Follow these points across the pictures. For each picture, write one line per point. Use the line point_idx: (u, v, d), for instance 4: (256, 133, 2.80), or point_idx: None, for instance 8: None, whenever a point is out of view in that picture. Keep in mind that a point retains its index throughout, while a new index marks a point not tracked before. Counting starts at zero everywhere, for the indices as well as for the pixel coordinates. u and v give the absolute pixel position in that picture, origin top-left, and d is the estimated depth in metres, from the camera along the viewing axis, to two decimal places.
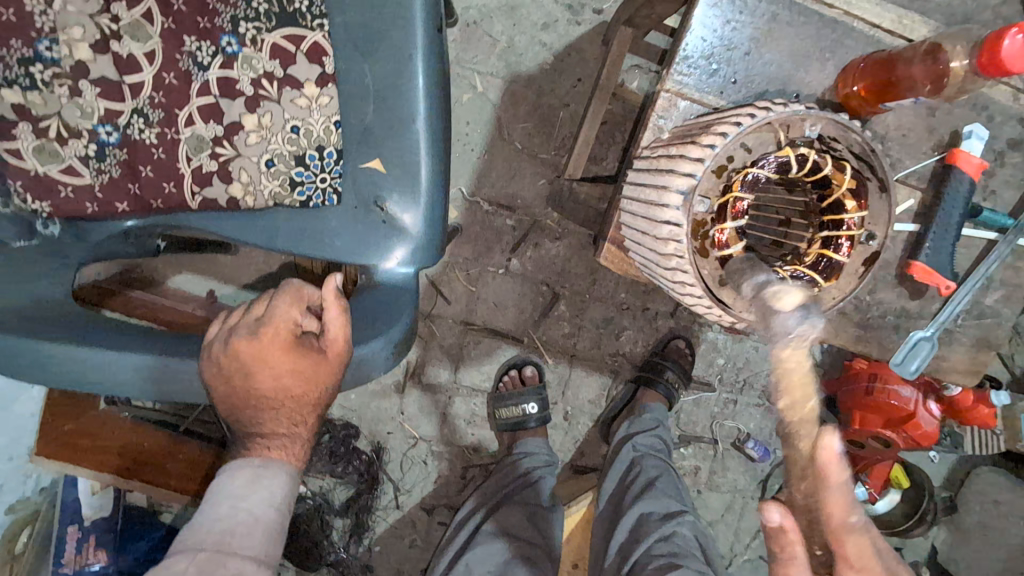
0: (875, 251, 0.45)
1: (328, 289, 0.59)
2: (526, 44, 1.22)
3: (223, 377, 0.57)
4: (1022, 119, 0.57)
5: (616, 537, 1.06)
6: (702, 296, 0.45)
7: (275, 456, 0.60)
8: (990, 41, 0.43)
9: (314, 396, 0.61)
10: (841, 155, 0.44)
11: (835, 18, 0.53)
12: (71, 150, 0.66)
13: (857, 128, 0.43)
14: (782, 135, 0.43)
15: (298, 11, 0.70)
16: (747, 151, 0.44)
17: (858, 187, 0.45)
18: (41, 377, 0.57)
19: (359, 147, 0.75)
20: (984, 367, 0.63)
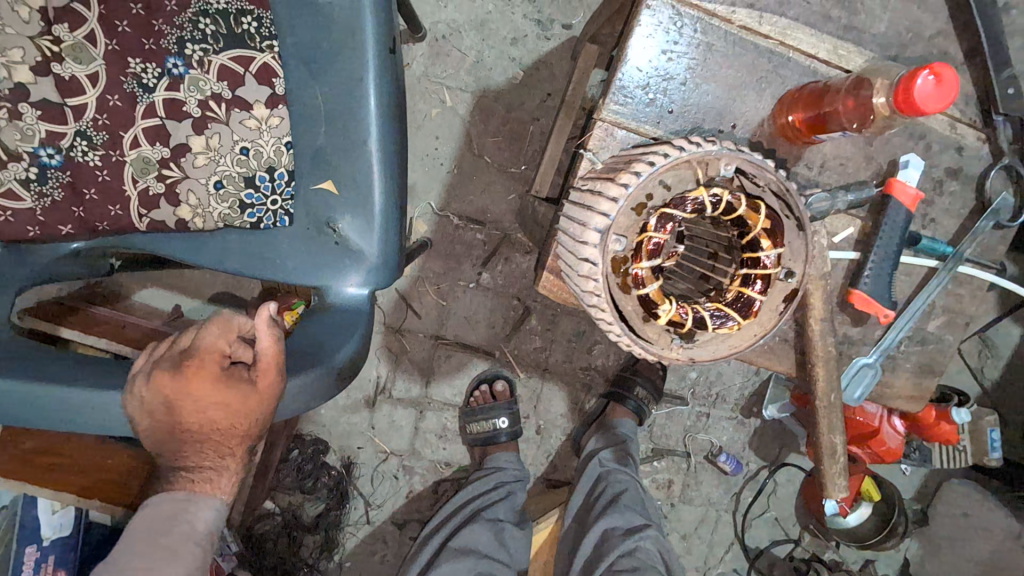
0: (794, 287, 0.46)
1: (261, 324, 0.59)
2: (495, 59, 1.22)
3: (146, 414, 0.56)
4: (960, 148, 0.57)
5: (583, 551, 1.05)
6: (622, 334, 0.44)
7: (201, 489, 0.63)
8: (905, 79, 0.44)
9: (242, 427, 0.60)
10: (761, 193, 0.44)
11: (770, 48, 0.53)
12: (10, 173, 0.64)
13: (772, 167, 0.43)
14: (700, 173, 0.43)
15: (246, 32, 0.70)
16: (665, 188, 0.43)
17: (774, 226, 0.44)
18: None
19: (311, 170, 0.75)
20: (929, 393, 0.63)
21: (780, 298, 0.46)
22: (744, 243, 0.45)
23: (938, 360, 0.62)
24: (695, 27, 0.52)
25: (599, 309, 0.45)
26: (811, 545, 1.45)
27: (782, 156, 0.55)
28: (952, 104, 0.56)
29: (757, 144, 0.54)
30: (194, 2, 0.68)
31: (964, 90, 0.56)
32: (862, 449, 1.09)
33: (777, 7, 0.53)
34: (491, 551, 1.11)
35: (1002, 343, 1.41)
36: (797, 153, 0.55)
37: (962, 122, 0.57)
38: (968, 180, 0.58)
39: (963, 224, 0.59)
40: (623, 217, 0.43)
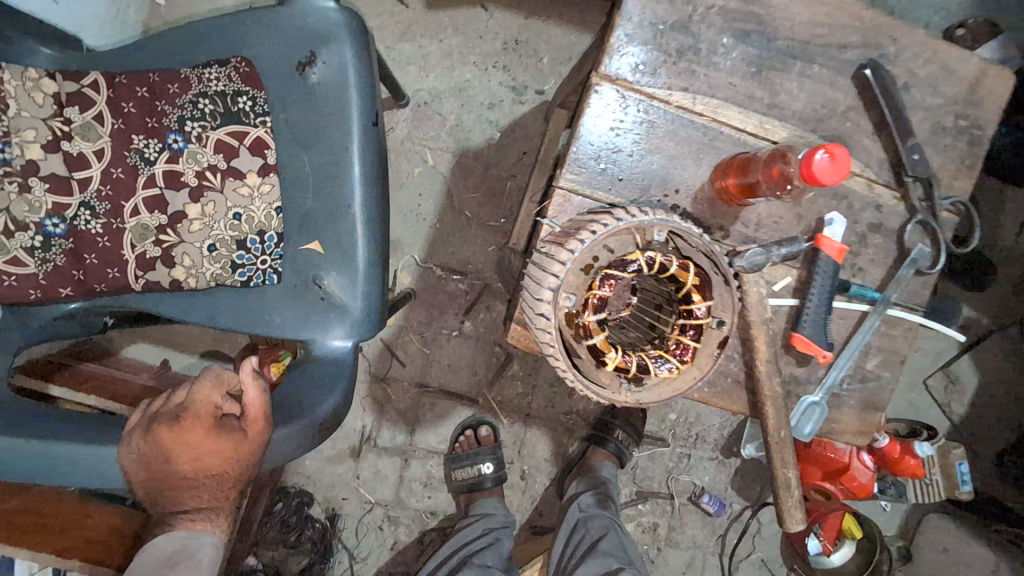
0: (725, 334, 0.50)
1: (246, 373, 0.65)
2: (473, 121, 1.30)
3: (143, 466, 0.59)
4: (878, 205, 0.64)
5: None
6: (579, 381, 0.49)
7: (202, 526, 0.65)
8: (805, 157, 0.51)
9: (235, 471, 0.64)
10: (690, 254, 0.50)
11: (705, 124, 0.61)
12: (17, 242, 0.69)
13: (696, 232, 0.49)
14: (638, 238, 0.50)
15: (242, 110, 0.77)
16: (609, 251, 0.50)
17: (702, 281, 0.51)
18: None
19: (299, 231, 0.81)
20: (874, 427, 0.68)
21: (714, 345, 0.51)
22: (679, 297, 0.52)
23: (879, 396, 0.67)
24: (639, 106, 0.60)
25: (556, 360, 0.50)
26: None
27: (721, 218, 0.62)
28: (869, 167, 0.64)
29: (699, 206, 0.61)
30: (194, 85, 0.75)
31: (878, 154, 0.64)
32: (836, 485, 1.13)
33: (708, 89, 0.61)
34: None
35: (966, 378, 1.47)
36: (733, 216, 0.62)
37: (879, 183, 0.64)
38: (889, 234, 0.65)
39: (889, 272, 0.65)
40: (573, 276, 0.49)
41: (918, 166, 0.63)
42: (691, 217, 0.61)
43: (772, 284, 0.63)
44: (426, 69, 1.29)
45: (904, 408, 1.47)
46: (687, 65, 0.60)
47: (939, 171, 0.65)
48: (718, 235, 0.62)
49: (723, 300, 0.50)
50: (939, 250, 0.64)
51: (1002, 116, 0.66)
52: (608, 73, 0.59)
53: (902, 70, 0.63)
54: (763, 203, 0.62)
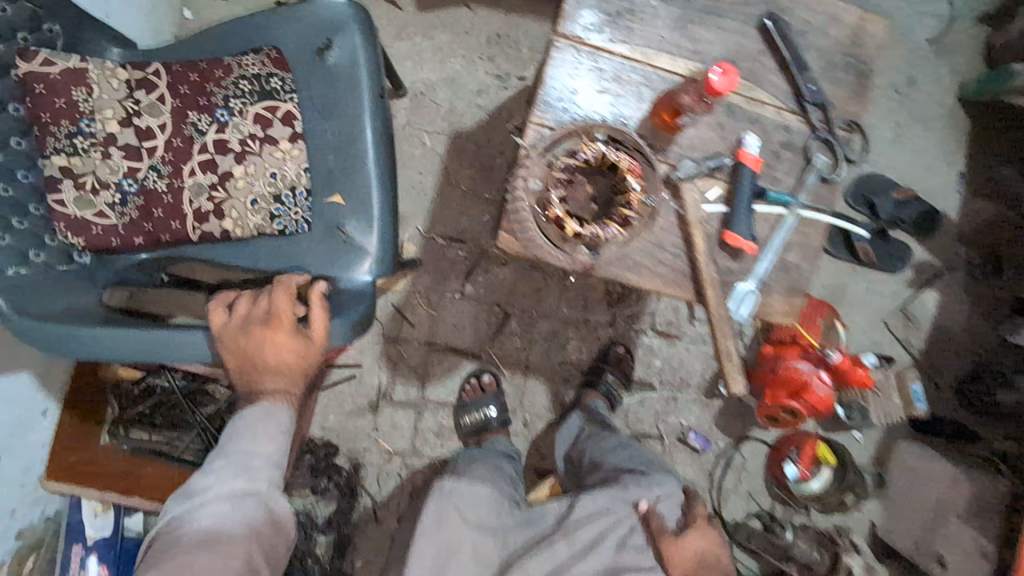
0: (654, 205, 0.73)
1: (314, 295, 0.85)
2: (464, 107, 1.47)
3: (237, 352, 0.82)
4: (787, 128, 0.81)
5: (595, 498, 1.06)
6: (545, 239, 0.72)
7: (278, 404, 0.87)
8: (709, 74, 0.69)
9: (303, 367, 0.85)
10: (623, 150, 0.72)
11: (642, 69, 0.78)
12: (102, 199, 0.86)
13: (627, 132, 0.72)
14: (585, 138, 0.72)
15: (274, 88, 0.94)
16: (565, 150, 0.72)
17: (632, 167, 0.72)
18: (90, 345, 0.75)
19: (323, 186, 0.97)
20: (799, 309, 0.84)
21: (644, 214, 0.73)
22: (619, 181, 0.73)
23: (801, 282, 0.83)
24: (588, 57, 0.77)
25: (529, 228, 0.72)
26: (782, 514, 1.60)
27: (661, 142, 0.79)
28: (776, 97, 0.80)
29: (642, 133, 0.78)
30: (235, 70, 0.92)
31: (783, 87, 0.81)
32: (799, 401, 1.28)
33: (644, 42, 0.78)
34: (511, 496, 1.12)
35: (923, 316, 1.62)
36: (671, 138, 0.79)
37: (786, 109, 0.81)
38: (797, 150, 0.81)
39: (799, 181, 0.82)
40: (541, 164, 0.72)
41: (814, 94, 0.80)
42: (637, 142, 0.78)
43: (706, 194, 0.79)
44: (421, 63, 1.46)
45: (868, 346, 1.61)
46: (625, 24, 0.77)
47: (834, 99, 0.81)
48: (660, 157, 0.79)
49: (648, 177, 0.73)
50: (837, 161, 0.81)
51: (882, 52, 0.82)
52: (564, 33, 0.77)
53: (796, 20, 0.80)
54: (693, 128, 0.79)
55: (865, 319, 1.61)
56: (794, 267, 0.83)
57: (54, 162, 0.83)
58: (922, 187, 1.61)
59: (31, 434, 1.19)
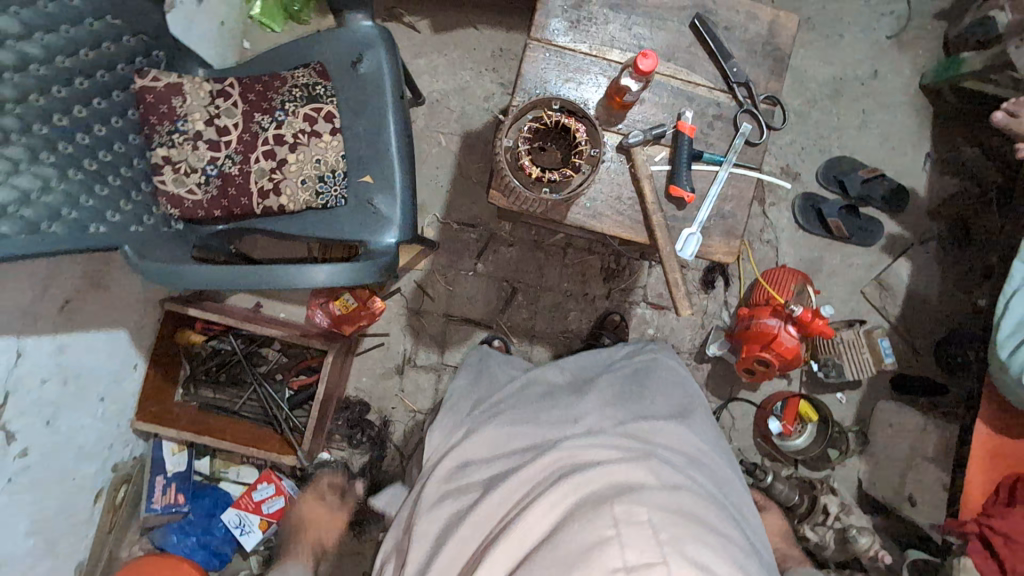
0: (599, 155, 0.86)
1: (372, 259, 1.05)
2: (474, 111, 1.72)
3: None
4: (718, 104, 1.02)
5: (614, 351, 1.26)
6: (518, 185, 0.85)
7: None
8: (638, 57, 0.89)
9: None
10: (572, 113, 0.87)
11: (598, 62, 1.00)
12: (192, 180, 1.13)
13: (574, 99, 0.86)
14: (540, 108, 0.86)
15: (319, 93, 1.20)
16: (525, 118, 0.87)
17: (579, 127, 0.86)
18: (189, 277, 0.96)
19: (356, 169, 1.23)
20: (737, 249, 1.03)
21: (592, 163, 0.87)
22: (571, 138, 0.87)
23: (737, 227, 1.03)
24: (555, 55, 1.00)
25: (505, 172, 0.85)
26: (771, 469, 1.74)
27: (615, 119, 1.00)
28: (707, 80, 1.02)
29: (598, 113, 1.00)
30: (289, 81, 1.20)
31: (714, 71, 1.02)
32: (770, 352, 1.45)
33: (600, 41, 1.00)
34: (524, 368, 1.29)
35: (897, 285, 1.75)
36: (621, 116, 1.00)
37: (716, 89, 1.02)
38: (727, 121, 1.02)
39: (729, 145, 1.02)
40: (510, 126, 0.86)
41: (737, 76, 1.00)
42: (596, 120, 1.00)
43: (653, 157, 1.01)
44: (436, 76, 1.72)
45: (846, 314, 1.76)
46: (585, 28, 1.00)
47: (755, 79, 1.02)
48: (615, 130, 1.01)
49: (593, 136, 0.87)
50: (759, 128, 1.01)
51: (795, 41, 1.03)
52: (537, 38, 1.00)
53: (722, 19, 1.01)
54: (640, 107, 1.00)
55: (842, 289, 1.76)
56: (730, 215, 1.03)
57: (158, 152, 1.10)
58: (890, 167, 1.76)
59: (120, 383, 1.41)
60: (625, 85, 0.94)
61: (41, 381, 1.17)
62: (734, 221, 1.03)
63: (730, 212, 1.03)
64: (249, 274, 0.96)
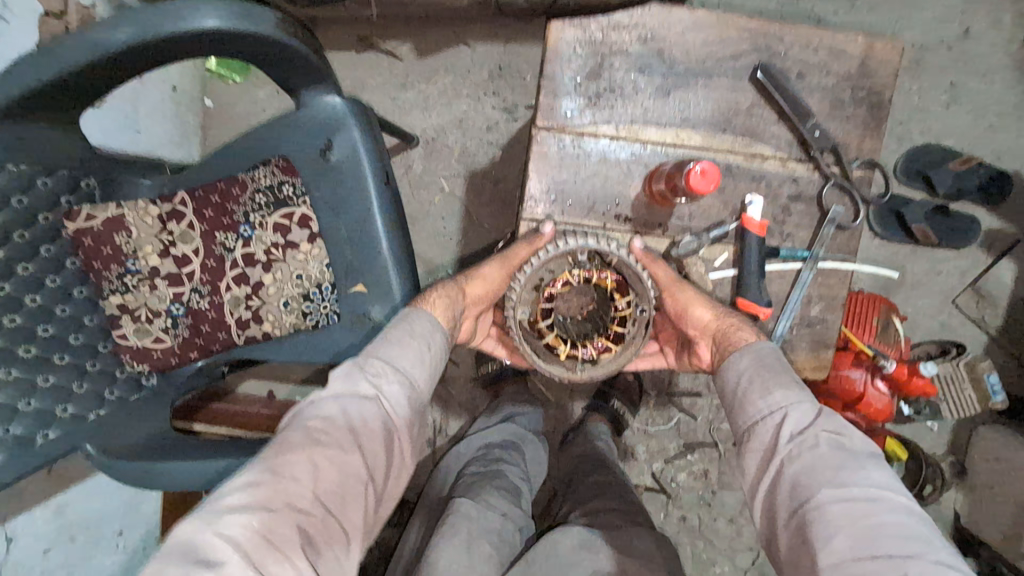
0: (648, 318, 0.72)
1: None
2: (476, 146, 1.47)
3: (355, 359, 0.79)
4: (794, 179, 0.77)
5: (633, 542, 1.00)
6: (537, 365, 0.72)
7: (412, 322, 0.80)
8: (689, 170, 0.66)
9: None
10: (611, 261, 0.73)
11: (629, 144, 0.76)
12: (157, 325, 0.97)
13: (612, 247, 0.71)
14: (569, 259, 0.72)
15: (287, 195, 0.99)
16: (550, 273, 0.73)
17: (621, 286, 0.73)
18: (157, 477, 0.81)
19: (345, 278, 1.02)
20: (828, 362, 0.81)
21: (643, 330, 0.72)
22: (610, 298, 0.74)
23: (827, 333, 0.80)
24: (571, 143, 0.75)
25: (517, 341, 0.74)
26: None
27: (658, 218, 0.77)
28: (778, 150, 0.77)
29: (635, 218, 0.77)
30: (250, 185, 0.99)
31: (786, 138, 0.77)
32: (854, 413, 1.25)
33: (628, 117, 0.75)
34: (507, 490, 1.04)
35: (999, 291, 1.48)
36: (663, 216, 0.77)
37: (791, 160, 0.77)
38: (808, 200, 0.78)
39: (813, 233, 0.78)
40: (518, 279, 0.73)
41: (820, 141, 0.75)
42: (632, 221, 0.77)
43: (711, 262, 0.78)
44: (428, 110, 1.46)
45: (936, 331, 1.50)
46: (607, 102, 0.75)
47: (844, 140, 0.77)
48: (659, 232, 0.78)
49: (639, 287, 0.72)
50: (856, 208, 0.77)
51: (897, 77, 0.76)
52: (545, 124, 0.75)
53: (792, 64, 0.75)
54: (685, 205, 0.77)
55: (931, 303, 1.50)
56: (816, 320, 0.81)
57: (112, 301, 0.94)
58: (988, 149, 1.44)
59: (140, 508, 1.32)
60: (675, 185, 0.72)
61: (44, 552, 1.11)
62: (825, 328, 0.80)
63: (817, 315, 0.80)
64: (225, 471, 0.81)
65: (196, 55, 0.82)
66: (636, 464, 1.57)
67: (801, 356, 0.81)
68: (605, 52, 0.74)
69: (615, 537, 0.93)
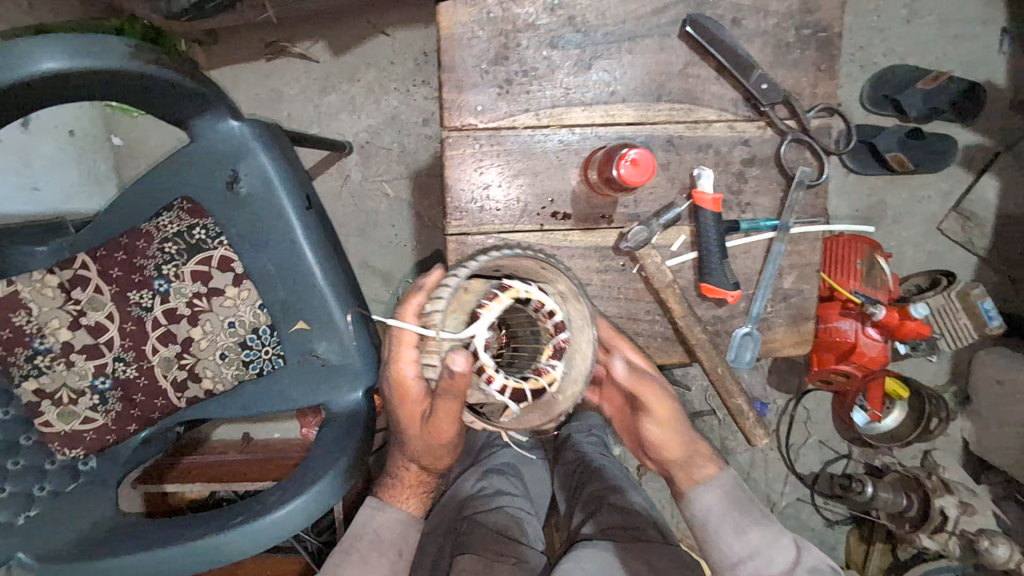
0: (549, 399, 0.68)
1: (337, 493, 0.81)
2: (415, 142, 1.36)
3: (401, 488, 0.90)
4: (745, 141, 0.71)
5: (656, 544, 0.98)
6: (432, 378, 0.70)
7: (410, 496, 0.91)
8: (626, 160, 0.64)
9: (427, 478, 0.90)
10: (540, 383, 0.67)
11: (554, 131, 0.69)
12: (82, 405, 0.88)
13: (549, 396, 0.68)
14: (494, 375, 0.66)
15: (200, 239, 0.91)
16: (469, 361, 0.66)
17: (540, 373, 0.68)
18: None
19: (284, 317, 0.94)
20: (810, 335, 0.75)
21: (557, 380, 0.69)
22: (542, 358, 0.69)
23: (805, 302, 0.74)
24: (487, 142, 0.69)
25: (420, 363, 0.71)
26: (862, 456, 1.54)
27: (599, 209, 0.71)
28: (723, 111, 0.70)
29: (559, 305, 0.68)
30: (156, 235, 0.90)
31: (732, 96, 0.70)
32: (848, 366, 1.19)
33: (548, 101, 0.69)
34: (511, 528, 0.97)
35: (984, 209, 1.40)
36: (534, 356, 0.70)
37: (739, 121, 0.71)
38: (765, 162, 0.71)
39: (780, 199, 0.72)
40: (437, 429, 0.73)
41: (769, 94, 0.68)
42: (573, 217, 0.71)
43: (667, 248, 0.72)
44: (356, 112, 1.35)
45: (924, 260, 1.44)
46: (522, 87, 0.68)
47: (795, 87, 0.70)
48: (604, 224, 0.71)
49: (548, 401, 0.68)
50: (822, 166, 0.71)
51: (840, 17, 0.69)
52: (456, 124, 0.68)
53: (725, 10, 0.68)
54: (562, 368, 0.68)
55: (914, 232, 1.43)
56: (788, 292, 0.74)
57: (27, 387, 0.85)
58: (956, 61, 1.35)
59: None
60: (479, 367, 0.66)
61: None
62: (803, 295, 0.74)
63: (791, 283, 0.74)
64: (168, 558, 0.73)
65: (67, 97, 0.72)
66: None
67: (779, 331, 0.75)
68: (509, 30, 0.67)
69: (619, 554, 0.89)
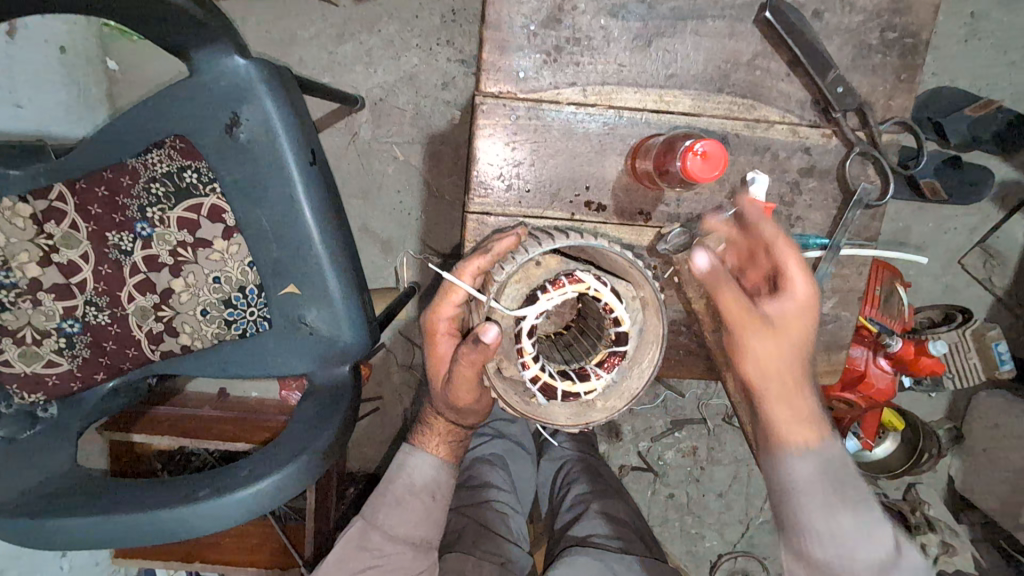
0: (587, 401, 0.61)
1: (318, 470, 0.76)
2: (431, 106, 1.28)
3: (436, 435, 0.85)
4: (807, 148, 0.68)
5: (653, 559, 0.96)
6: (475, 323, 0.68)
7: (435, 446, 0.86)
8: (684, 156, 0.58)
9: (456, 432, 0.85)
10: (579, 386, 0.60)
11: (603, 112, 0.66)
12: (46, 347, 0.82)
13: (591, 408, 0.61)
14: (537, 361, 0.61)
15: (190, 184, 0.84)
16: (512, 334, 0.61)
17: (582, 373, 0.61)
18: (42, 537, 0.68)
19: (274, 278, 0.87)
20: (839, 365, 0.74)
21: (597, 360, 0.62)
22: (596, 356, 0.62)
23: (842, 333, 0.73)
24: (529, 114, 0.65)
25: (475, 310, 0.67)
26: None
27: (638, 204, 0.69)
28: (789, 113, 0.68)
29: (634, 312, 0.61)
30: (142, 173, 0.82)
31: (797, 98, 0.67)
32: (855, 395, 1.15)
33: (597, 77, 0.65)
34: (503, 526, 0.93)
35: (1009, 248, 1.36)
36: (589, 353, 0.64)
37: (802, 126, 0.68)
38: (823, 175, 0.69)
39: (834, 218, 0.70)
40: (457, 393, 0.72)
41: (843, 99, 0.65)
42: (611, 208, 0.68)
43: None
44: (373, 66, 1.26)
45: (939, 293, 1.40)
46: (571, 58, 0.64)
47: (870, 95, 0.68)
48: (641, 221, 0.69)
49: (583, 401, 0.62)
50: (886, 188, 0.67)
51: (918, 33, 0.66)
52: (494, 88, 0.64)
53: (808, 1, 0.65)
54: (609, 380, 0.61)
55: (935, 263, 1.38)
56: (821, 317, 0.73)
57: None
58: (1007, 90, 1.29)
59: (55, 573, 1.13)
60: (519, 349, 0.59)
61: None
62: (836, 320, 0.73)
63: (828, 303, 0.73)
64: (122, 527, 0.68)
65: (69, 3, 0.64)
66: (622, 444, 1.46)
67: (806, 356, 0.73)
68: None
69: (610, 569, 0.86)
